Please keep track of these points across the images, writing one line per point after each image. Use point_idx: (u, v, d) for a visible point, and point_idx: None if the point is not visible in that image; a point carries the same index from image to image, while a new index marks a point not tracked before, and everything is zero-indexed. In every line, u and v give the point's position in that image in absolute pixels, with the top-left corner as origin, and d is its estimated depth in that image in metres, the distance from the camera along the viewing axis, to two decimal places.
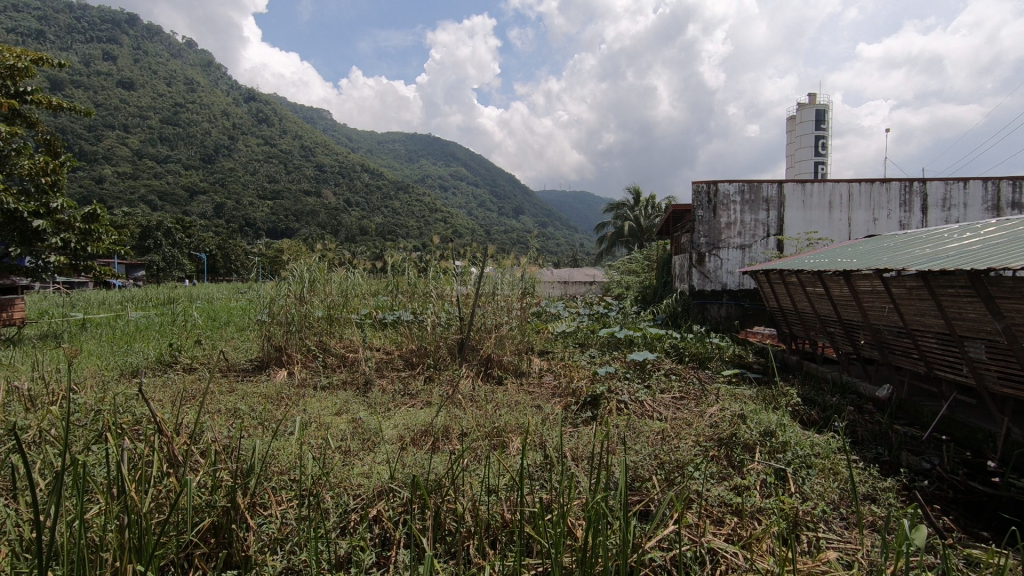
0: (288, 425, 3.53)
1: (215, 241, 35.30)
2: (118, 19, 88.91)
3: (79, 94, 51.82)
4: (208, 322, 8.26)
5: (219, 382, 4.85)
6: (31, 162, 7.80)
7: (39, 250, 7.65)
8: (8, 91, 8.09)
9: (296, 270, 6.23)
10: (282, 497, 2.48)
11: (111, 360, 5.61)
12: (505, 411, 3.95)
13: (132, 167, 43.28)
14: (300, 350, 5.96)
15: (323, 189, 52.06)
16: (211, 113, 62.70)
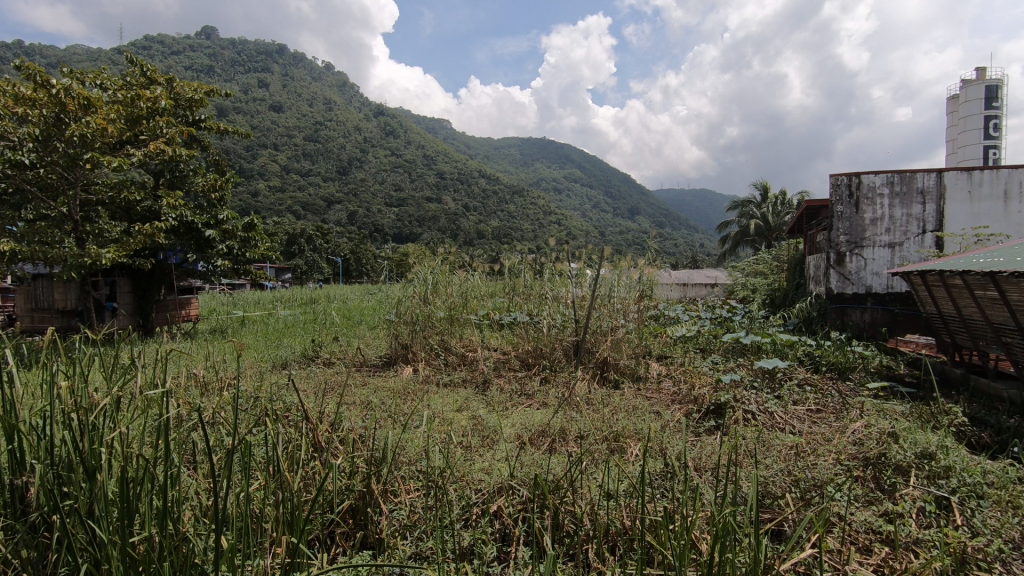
0: (413, 419, 3.75)
1: (349, 245, 38.42)
2: (270, 50, 100.04)
3: (239, 119, 59.12)
4: (344, 320, 9.04)
5: (354, 376, 5.29)
6: (204, 181, 9.13)
7: (209, 257, 8.88)
8: (188, 120, 9.56)
9: (420, 273, 6.63)
10: (410, 486, 2.62)
11: (266, 352, 6.35)
12: (622, 416, 3.88)
13: (281, 181, 48.55)
14: (424, 349, 6.29)
15: (443, 195, 54.65)
16: (346, 129, 68.38)
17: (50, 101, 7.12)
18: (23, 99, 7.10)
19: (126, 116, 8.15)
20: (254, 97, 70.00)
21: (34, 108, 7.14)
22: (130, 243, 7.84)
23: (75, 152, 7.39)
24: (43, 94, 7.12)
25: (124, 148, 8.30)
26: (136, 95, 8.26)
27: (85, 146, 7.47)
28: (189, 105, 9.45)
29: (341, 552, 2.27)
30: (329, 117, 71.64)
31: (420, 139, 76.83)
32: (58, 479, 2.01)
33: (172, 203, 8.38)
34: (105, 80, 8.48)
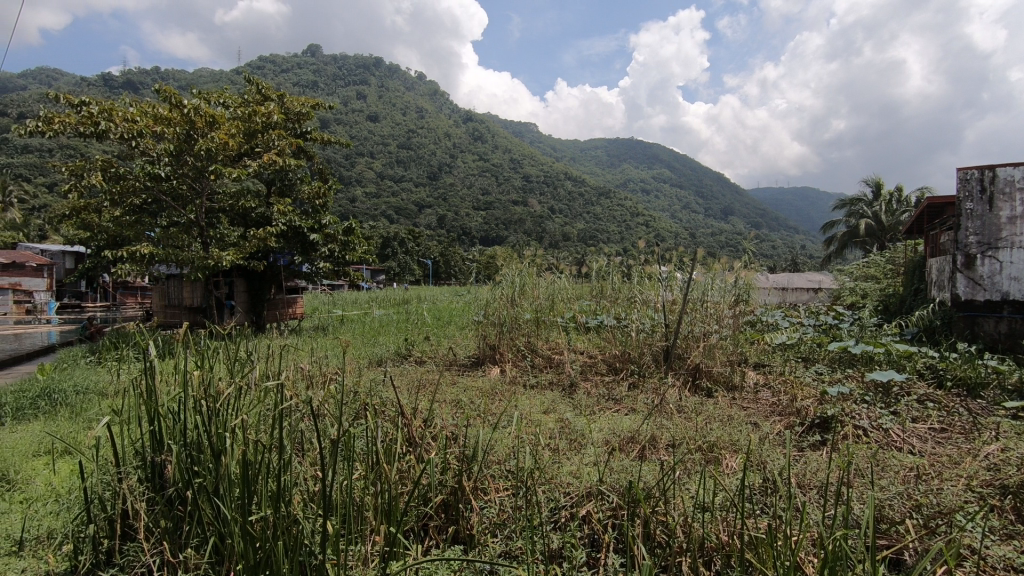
0: (503, 420, 3.79)
1: (438, 248, 39.72)
2: (368, 64, 105.61)
3: (339, 129, 63.05)
4: (434, 320, 9.32)
5: (445, 375, 5.46)
6: (310, 189, 9.73)
7: (314, 259, 9.52)
8: (296, 132, 10.31)
9: (508, 276, 6.73)
10: (500, 485, 2.65)
11: (364, 350, 6.70)
12: (716, 425, 3.71)
13: (376, 187, 51.17)
14: (511, 350, 6.36)
15: (529, 197, 55.08)
16: (437, 136, 70.77)
17: (182, 119, 7.98)
18: (161, 118, 8.03)
19: (245, 130, 8.94)
20: (353, 109, 74.29)
21: (169, 126, 8.04)
22: (245, 247, 8.57)
23: (202, 165, 8.23)
24: (177, 113, 8.00)
25: (242, 160, 9.11)
26: (252, 111, 9.03)
27: (210, 158, 8.29)
28: (297, 118, 10.20)
29: (434, 544, 2.36)
30: (421, 124, 74.53)
31: (508, 143, 77.92)
32: (190, 458, 2.24)
33: (282, 209, 9.09)
34: (227, 99, 9.36)
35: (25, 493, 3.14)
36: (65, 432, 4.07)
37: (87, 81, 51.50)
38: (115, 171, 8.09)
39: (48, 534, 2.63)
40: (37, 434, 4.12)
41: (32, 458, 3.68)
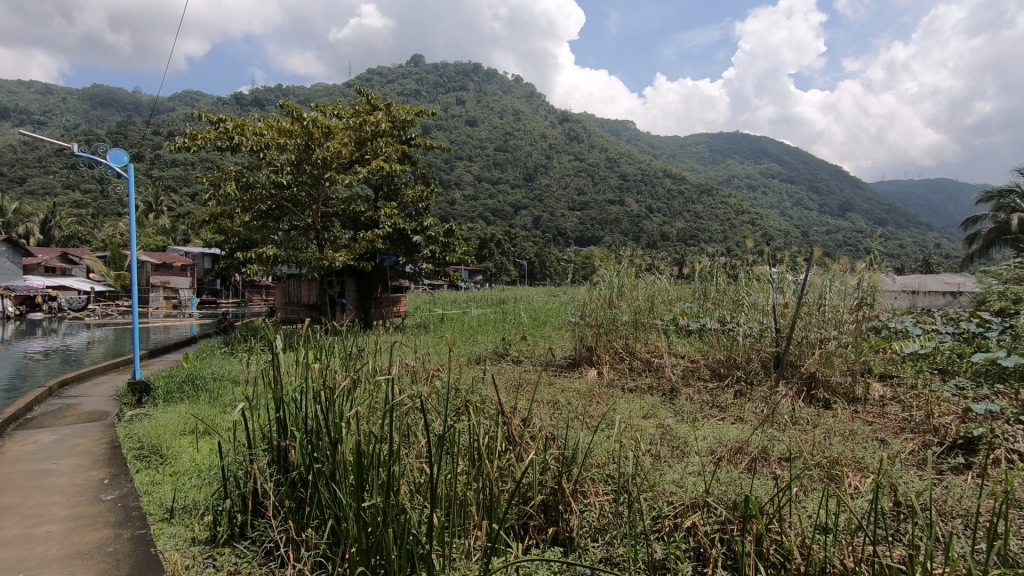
0: (602, 424, 3.73)
1: (534, 248, 40.02)
2: (467, 70, 108.68)
3: (440, 135, 65.57)
4: (531, 320, 9.36)
5: (542, 375, 5.49)
6: (414, 193, 10.19)
7: (416, 260, 9.93)
8: (401, 138, 10.83)
9: (606, 277, 6.63)
10: (600, 488, 2.60)
11: (464, 348, 6.91)
12: (837, 441, 3.41)
13: (474, 189, 52.59)
14: (608, 351, 6.27)
15: (626, 196, 53.93)
16: (533, 137, 71.34)
17: (302, 131, 8.64)
18: (284, 131, 8.76)
19: (356, 139, 9.53)
20: (453, 114, 76.86)
21: (291, 138, 8.76)
22: (355, 248, 9.13)
23: (319, 173, 8.89)
24: (298, 126, 8.69)
25: (353, 167, 9.71)
26: (363, 120, 9.60)
27: (325, 166, 8.93)
28: (402, 126, 10.71)
29: (535, 544, 2.36)
30: (518, 126, 75.51)
31: (605, 141, 76.81)
32: (312, 444, 2.42)
33: (388, 212, 9.59)
34: (341, 110, 10.02)
35: (174, 467, 3.56)
36: (207, 414, 4.58)
37: (223, 101, 57.53)
38: (245, 181, 8.96)
39: (193, 505, 2.96)
40: (184, 414, 4.66)
41: (180, 436, 4.18)
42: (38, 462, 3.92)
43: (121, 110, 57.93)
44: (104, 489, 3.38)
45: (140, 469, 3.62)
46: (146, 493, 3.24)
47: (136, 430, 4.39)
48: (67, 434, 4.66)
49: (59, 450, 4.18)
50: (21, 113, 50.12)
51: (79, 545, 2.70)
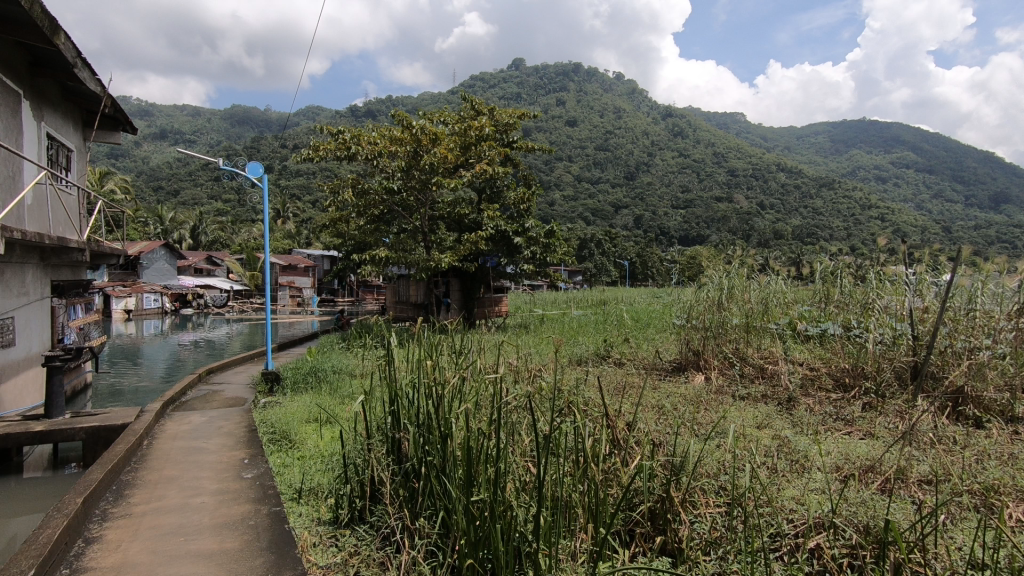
0: (713, 433, 3.56)
1: (635, 248, 39.01)
2: (568, 71, 108.51)
3: (540, 137, 66.04)
4: (633, 322, 9.14)
5: (646, 378, 5.34)
6: (516, 195, 10.33)
7: (518, 261, 10.06)
8: (504, 141, 11.01)
9: (715, 277, 6.31)
10: (712, 500, 2.49)
11: (565, 349, 6.90)
12: (992, 466, 2.99)
13: (574, 189, 52.36)
14: (717, 357, 5.96)
15: (736, 192, 51.00)
16: (635, 134, 69.59)
17: (411, 139, 9.09)
18: (395, 140, 9.26)
19: (461, 144, 9.82)
20: (553, 115, 77.06)
21: (402, 146, 9.20)
22: (460, 250, 9.41)
23: (426, 178, 9.29)
24: (408, 134, 9.11)
25: (458, 171, 10.02)
26: (467, 126, 9.89)
27: (432, 171, 9.31)
28: (505, 129, 10.88)
29: (641, 552, 2.30)
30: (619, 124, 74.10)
31: (712, 135, 73.10)
32: (423, 437, 2.53)
33: (491, 215, 9.80)
34: (447, 117, 10.37)
35: (302, 452, 3.89)
36: (329, 404, 4.95)
37: (341, 114, 61.91)
38: (361, 188, 9.59)
39: (318, 488, 3.22)
40: (309, 404, 5.07)
41: (306, 423, 4.55)
42: (192, 440, 4.45)
43: (255, 126, 64.25)
44: (245, 468, 3.77)
45: (274, 452, 4.00)
46: (279, 474, 3.57)
47: (270, 416, 4.86)
48: (213, 417, 5.25)
49: (208, 431, 4.73)
50: (176, 134, 57.23)
51: (227, 516, 3.04)
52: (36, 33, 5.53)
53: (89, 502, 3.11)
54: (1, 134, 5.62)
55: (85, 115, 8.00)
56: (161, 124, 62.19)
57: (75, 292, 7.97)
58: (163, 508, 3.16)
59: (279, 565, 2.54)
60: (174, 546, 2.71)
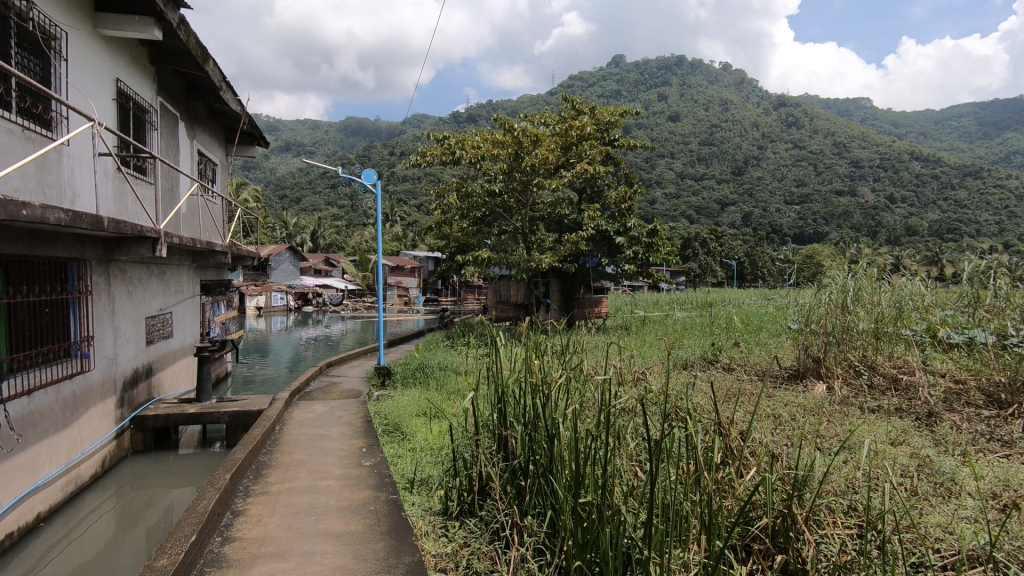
0: (839, 448, 3.27)
1: (744, 247, 36.84)
2: (670, 65, 104.28)
3: (640, 134, 64.35)
4: (743, 325, 8.64)
5: (758, 385, 5.03)
6: (617, 194, 10.15)
7: (619, 261, 9.90)
8: (605, 140, 10.85)
9: (838, 278, 5.80)
10: (840, 521, 2.29)
11: (669, 352, 6.67)
12: None
13: (676, 187, 50.45)
14: (841, 365, 5.45)
15: (860, 185, 46.57)
16: (743, 127, 65.83)
17: (513, 141, 9.22)
18: (498, 143, 9.43)
19: (562, 144, 9.83)
20: (654, 111, 74.79)
21: (503, 149, 9.33)
22: (561, 250, 9.41)
23: (528, 179, 9.40)
24: (509, 137, 9.21)
25: (559, 171, 10.02)
26: (568, 126, 9.86)
27: (534, 173, 9.40)
28: (607, 127, 10.72)
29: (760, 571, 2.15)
30: (726, 117, 70.42)
31: (832, 124, 67.32)
32: (530, 436, 2.56)
33: (592, 215, 9.69)
34: (548, 118, 10.39)
35: (413, 444, 4.10)
36: (437, 400, 5.16)
37: (445, 121, 64.31)
38: (464, 191, 9.87)
39: (428, 479, 3.38)
40: (419, 398, 5.32)
41: (416, 417, 4.78)
42: (316, 428, 4.83)
43: (367, 135, 68.43)
44: (364, 456, 4.03)
45: (388, 442, 4.24)
46: (393, 464, 3.77)
47: (383, 408, 5.16)
48: (334, 407, 5.68)
49: (330, 420, 5.11)
50: (298, 146, 62.39)
51: (350, 499, 3.26)
52: (190, 62, 6.28)
53: (235, 478, 3.48)
54: (163, 153, 6.44)
55: (227, 132, 8.96)
56: (286, 138, 68.10)
57: (219, 290, 8.96)
58: (295, 488, 3.46)
59: (398, 550, 2.68)
60: (307, 525, 2.96)
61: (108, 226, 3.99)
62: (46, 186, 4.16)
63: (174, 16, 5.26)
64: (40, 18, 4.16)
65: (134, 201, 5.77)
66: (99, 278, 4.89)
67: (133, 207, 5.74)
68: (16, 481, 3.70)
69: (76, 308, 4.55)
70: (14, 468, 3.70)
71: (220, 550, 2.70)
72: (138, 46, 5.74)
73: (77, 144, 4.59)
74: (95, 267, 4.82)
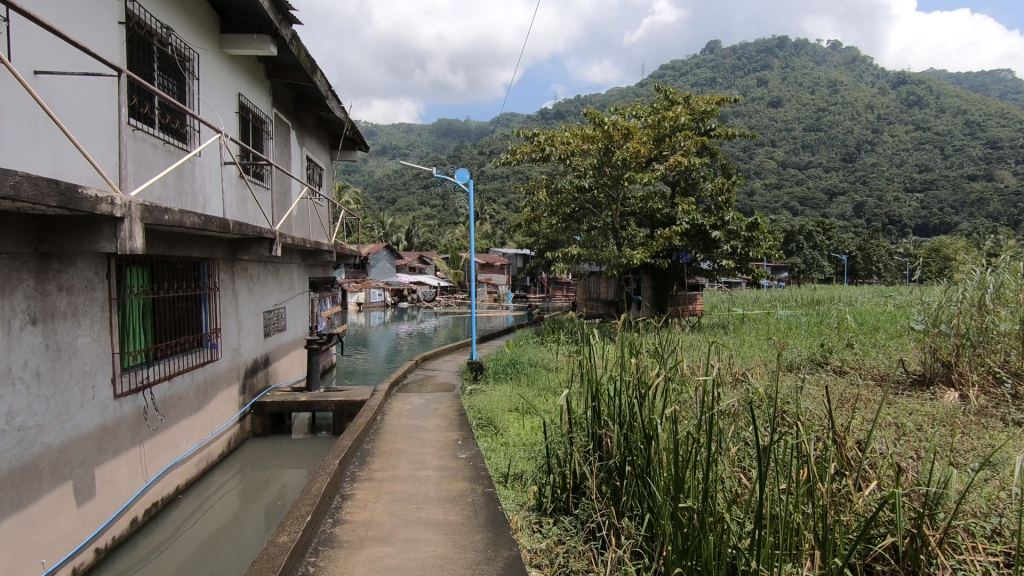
0: (978, 463, 2.92)
1: (856, 241, 33.89)
2: (771, 47, 98.13)
3: (737, 122, 61.08)
4: (857, 324, 7.94)
5: (877, 390, 4.61)
6: (714, 186, 9.68)
7: (715, 257, 9.45)
8: (701, 130, 10.38)
9: (975, 274, 5.16)
10: (982, 547, 2.03)
11: (772, 352, 6.28)
12: None
13: (778, 177, 47.35)
14: (977, 371, 4.85)
15: (998, 168, 41.28)
16: (855, 109, 60.52)
17: (603, 135, 9.01)
18: (588, 137, 9.25)
19: (654, 136, 9.51)
20: (753, 97, 70.68)
21: (593, 143, 9.16)
22: (653, 246, 9.13)
23: (619, 174, 9.22)
24: (600, 131, 9.04)
25: (652, 165, 9.72)
26: (662, 117, 9.51)
27: (625, 167, 9.20)
28: (703, 117, 10.25)
29: None
30: (834, 99, 65.09)
31: (963, 100, 60.22)
32: (627, 436, 2.52)
33: (686, 208, 9.25)
34: (639, 111, 10.11)
35: (507, 439, 4.17)
36: (529, 395, 5.21)
37: (533, 118, 64.55)
38: (554, 188, 9.85)
39: (522, 475, 3.46)
40: (511, 394, 5.40)
41: (509, 412, 4.85)
42: (414, 419, 5.04)
43: (457, 136, 70.31)
44: (460, 448, 4.14)
45: (482, 436, 4.34)
46: (488, 458, 3.88)
47: (477, 402, 5.28)
48: (429, 399, 5.89)
49: (426, 411, 5.31)
50: (394, 150, 65.36)
51: (449, 490, 3.37)
52: (301, 74, 6.76)
53: (343, 464, 3.71)
54: (277, 160, 6.99)
55: (332, 138, 9.55)
56: (383, 142, 71.47)
57: (325, 287, 9.60)
58: (397, 476, 3.63)
59: (496, 543, 2.72)
60: (409, 512, 3.09)
61: (233, 228, 4.39)
62: (182, 192, 4.64)
63: (288, 32, 5.67)
64: (177, 42, 4.65)
65: (254, 205, 6.31)
66: (225, 276, 5.39)
67: (252, 210, 6.28)
68: (161, 455, 4.18)
69: (207, 303, 5.06)
70: (159, 444, 4.18)
71: (332, 531, 2.88)
72: (256, 63, 6.26)
73: (207, 154, 5.10)
74: (222, 266, 5.32)
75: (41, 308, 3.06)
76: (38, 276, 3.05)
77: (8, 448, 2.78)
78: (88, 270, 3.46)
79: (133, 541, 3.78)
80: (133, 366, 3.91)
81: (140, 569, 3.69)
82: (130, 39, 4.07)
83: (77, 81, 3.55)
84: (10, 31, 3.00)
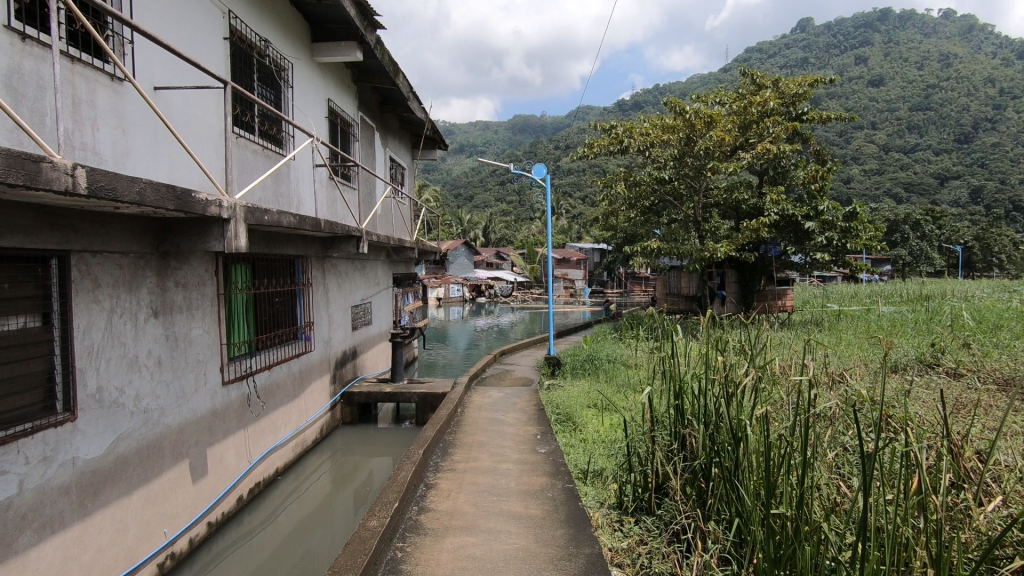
0: None
1: (974, 230, 30.54)
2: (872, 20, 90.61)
3: (832, 104, 57.00)
4: (975, 322, 7.16)
5: (1001, 396, 4.13)
6: (806, 174, 9.01)
7: (807, 249, 8.87)
8: (792, 115, 9.74)
9: None
10: None
11: (874, 352, 5.79)
12: None
13: (880, 162, 43.68)
14: None
15: None
16: (972, 84, 54.56)
17: (685, 125, 8.69)
18: (668, 128, 8.95)
19: (740, 124, 9.04)
20: (851, 77, 65.60)
21: (674, 133, 8.87)
22: (739, 239, 8.67)
23: (701, 164, 8.87)
24: (681, 121, 8.73)
25: (737, 153, 9.27)
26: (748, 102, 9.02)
27: (707, 156, 8.82)
28: (794, 100, 9.59)
29: None
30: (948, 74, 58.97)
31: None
32: (712, 437, 2.43)
33: (776, 199, 8.67)
34: (724, 97, 9.67)
35: (586, 435, 4.17)
36: (608, 392, 5.15)
37: (610, 111, 63.44)
38: (632, 180, 9.66)
39: (602, 472, 3.44)
40: (590, 389, 5.37)
41: (587, 408, 4.83)
42: (494, 412, 5.12)
43: (534, 132, 70.51)
44: (540, 442, 4.16)
45: (561, 432, 4.36)
46: (568, 453, 3.89)
47: (555, 397, 5.30)
48: (508, 393, 5.97)
49: (506, 405, 5.38)
50: (471, 148, 66.63)
51: (529, 484, 3.40)
52: (384, 78, 7.02)
53: (427, 453, 3.83)
54: (363, 161, 7.32)
55: (413, 138, 9.86)
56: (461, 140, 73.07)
57: (408, 282, 9.96)
58: (478, 468, 3.70)
59: (577, 539, 2.71)
60: (490, 503, 3.14)
61: (324, 227, 4.64)
62: (280, 195, 4.97)
63: (372, 38, 5.90)
64: (274, 53, 4.97)
65: (343, 205, 6.65)
66: (317, 272, 5.72)
67: (341, 210, 6.62)
68: (262, 438, 4.51)
69: (301, 297, 5.39)
70: (261, 429, 4.51)
71: (417, 518, 2.99)
72: (344, 69, 6.56)
73: (301, 157, 5.43)
74: (314, 262, 5.65)
75: (162, 302, 3.39)
76: (159, 272, 3.36)
77: (135, 428, 3.10)
78: (200, 268, 3.78)
79: (239, 517, 4.10)
80: (238, 356, 4.24)
81: (246, 542, 4.00)
82: (233, 53, 4.40)
83: (189, 95, 3.89)
84: (135, 53, 3.33)
